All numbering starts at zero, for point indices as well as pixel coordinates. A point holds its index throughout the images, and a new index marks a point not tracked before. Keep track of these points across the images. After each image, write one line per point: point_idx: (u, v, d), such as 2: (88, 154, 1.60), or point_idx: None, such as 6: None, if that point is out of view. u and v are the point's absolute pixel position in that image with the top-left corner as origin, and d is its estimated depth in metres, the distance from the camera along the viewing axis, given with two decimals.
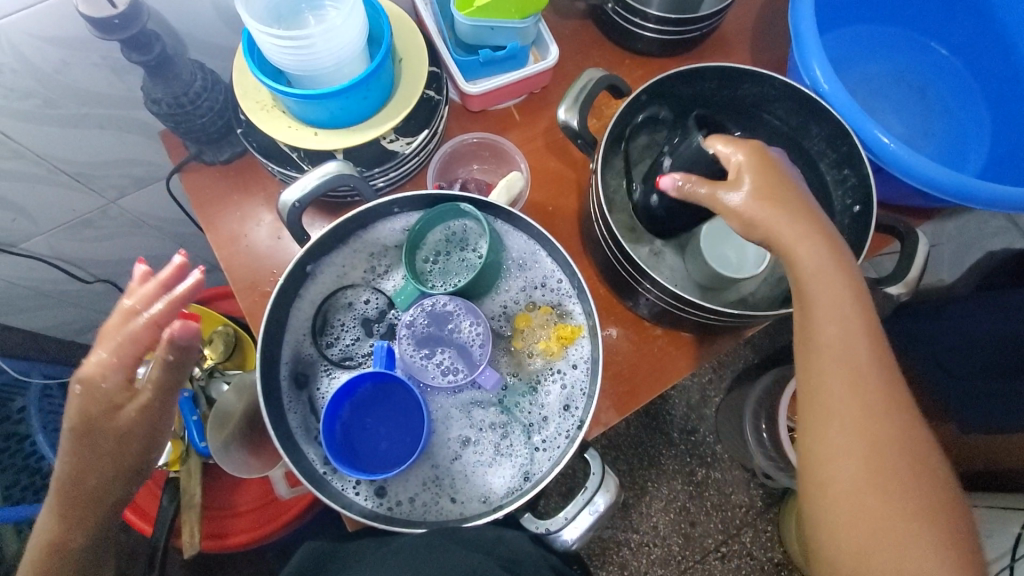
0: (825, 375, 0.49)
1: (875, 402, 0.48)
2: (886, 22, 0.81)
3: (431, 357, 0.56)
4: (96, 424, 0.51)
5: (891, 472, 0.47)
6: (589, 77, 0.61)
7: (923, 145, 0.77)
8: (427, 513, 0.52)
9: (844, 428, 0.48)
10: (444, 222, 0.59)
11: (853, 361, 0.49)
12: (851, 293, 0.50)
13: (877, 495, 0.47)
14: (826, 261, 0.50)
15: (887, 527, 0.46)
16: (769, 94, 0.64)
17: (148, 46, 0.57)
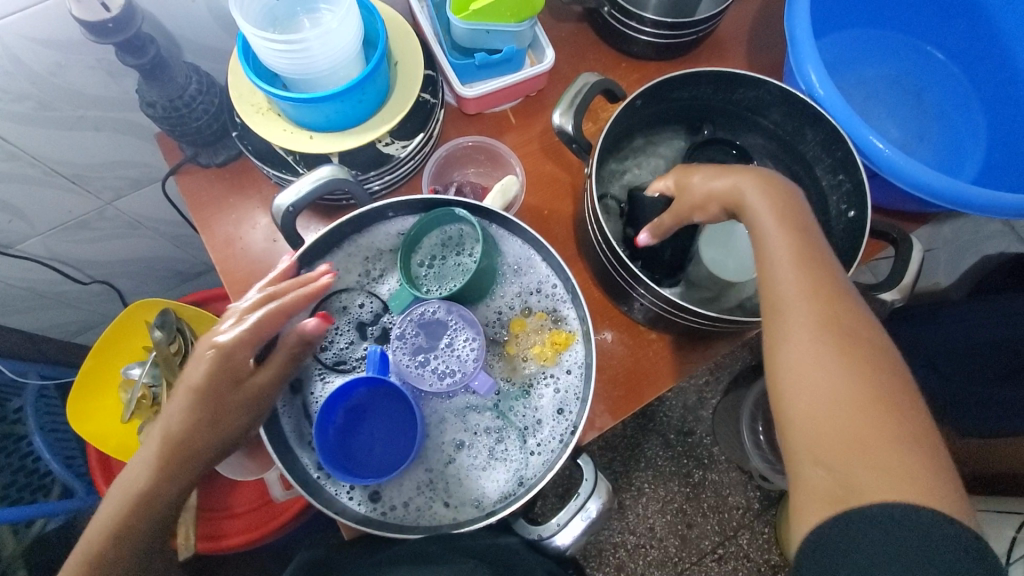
0: (779, 292, 0.46)
1: (833, 317, 0.44)
2: (882, 26, 0.81)
3: (424, 363, 0.57)
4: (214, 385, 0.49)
5: (857, 383, 0.41)
6: (584, 81, 0.61)
7: (918, 149, 0.77)
8: (420, 518, 0.52)
9: (806, 340, 0.43)
10: (439, 226, 0.59)
11: (807, 278, 0.46)
12: (796, 213, 0.49)
13: (855, 408, 0.40)
14: (770, 191, 0.50)
15: (861, 442, 0.39)
16: (765, 99, 0.64)
17: (142, 49, 0.57)
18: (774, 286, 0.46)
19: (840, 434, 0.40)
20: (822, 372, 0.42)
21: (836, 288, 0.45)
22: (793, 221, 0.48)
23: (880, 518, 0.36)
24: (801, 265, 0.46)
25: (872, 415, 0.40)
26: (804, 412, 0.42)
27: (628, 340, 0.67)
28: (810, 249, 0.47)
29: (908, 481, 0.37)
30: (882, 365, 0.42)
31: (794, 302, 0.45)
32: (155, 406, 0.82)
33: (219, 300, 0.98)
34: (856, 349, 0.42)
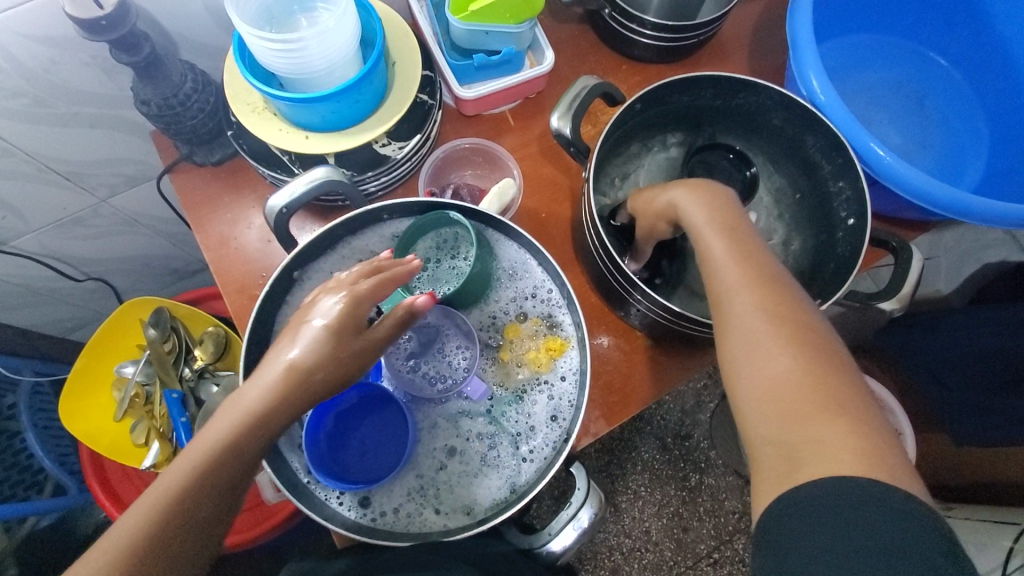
0: (718, 280, 0.46)
1: (769, 296, 0.44)
2: (884, 31, 0.80)
3: (417, 368, 0.58)
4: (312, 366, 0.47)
5: (795, 356, 0.41)
6: (583, 84, 0.60)
7: (919, 157, 0.77)
8: (411, 524, 0.51)
9: (747, 323, 0.43)
10: (436, 230, 0.59)
11: (740, 261, 0.46)
12: (724, 206, 0.49)
13: (799, 386, 0.40)
14: (702, 191, 0.50)
15: (800, 416, 0.39)
16: (765, 104, 0.63)
17: (137, 47, 0.56)
18: (714, 275, 0.46)
19: (786, 413, 0.39)
20: (764, 354, 0.41)
21: (774, 273, 0.45)
22: (727, 214, 0.49)
23: (829, 493, 0.35)
24: (736, 253, 0.46)
25: (816, 392, 0.39)
26: (750, 396, 0.41)
27: (624, 346, 0.66)
28: (744, 240, 0.47)
29: (852, 454, 0.36)
30: (823, 343, 0.41)
31: (734, 288, 0.44)
32: (149, 405, 0.82)
33: (214, 299, 0.98)
34: (796, 329, 0.42)
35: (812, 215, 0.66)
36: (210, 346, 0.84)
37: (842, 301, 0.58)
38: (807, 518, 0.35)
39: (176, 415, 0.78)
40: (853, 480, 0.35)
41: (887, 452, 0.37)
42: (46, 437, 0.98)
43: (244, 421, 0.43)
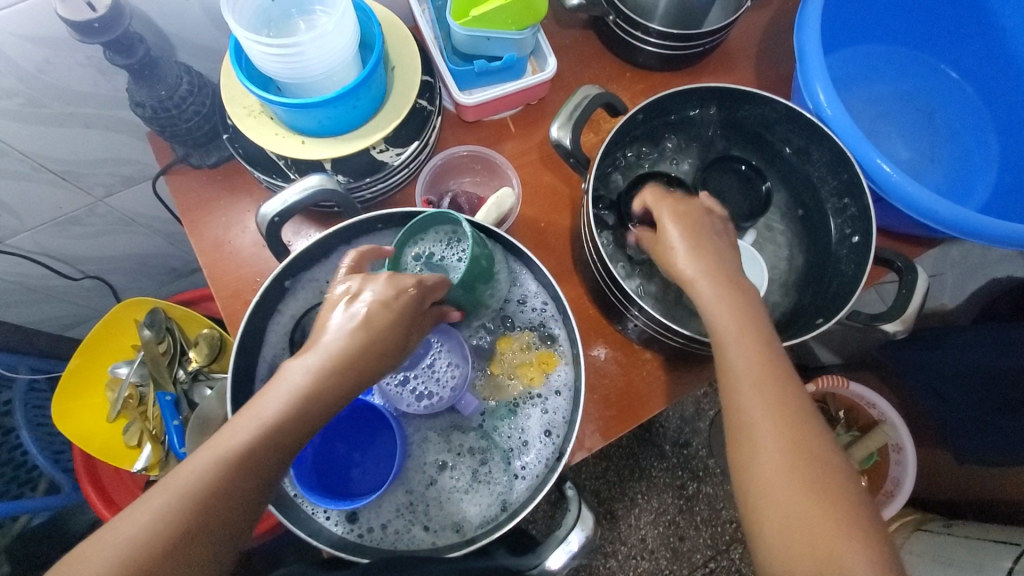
0: (746, 373, 0.45)
1: (793, 417, 0.43)
2: (895, 42, 0.79)
3: (405, 382, 0.55)
4: (318, 390, 0.42)
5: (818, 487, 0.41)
6: (584, 94, 0.59)
7: (927, 172, 0.75)
8: (398, 541, 0.51)
9: (770, 450, 0.42)
10: (438, 227, 0.55)
11: (764, 376, 0.45)
12: (747, 308, 0.48)
13: (820, 523, 0.40)
14: (724, 287, 0.48)
15: (824, 552, 0.39)
16: (770, 116, 0.62)
17: (131, 49, 0.55)
18: (730, 364, 0.46)
19: (811, 518, 0.40)
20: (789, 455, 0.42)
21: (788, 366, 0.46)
22: (738, 293, 0.48)
23: None
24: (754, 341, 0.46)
25: (832, 516, 0.40)
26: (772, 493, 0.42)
27: (620, 360, 0.65)
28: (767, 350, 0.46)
29: (876, 566, 0.38)
30: (838, 472, 0.42)
31: (757, 380, 0.44)
32: (142, 407, 0.82)
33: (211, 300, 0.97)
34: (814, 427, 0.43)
35: (816, 230, 0.65)
36: (205, 348, 0.84)
37: (844, 320, 0.57)
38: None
39: (169, 417, 0.76)
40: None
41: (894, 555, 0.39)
42: (41, 434, 0.98)
43: (214, 471, 0.38)
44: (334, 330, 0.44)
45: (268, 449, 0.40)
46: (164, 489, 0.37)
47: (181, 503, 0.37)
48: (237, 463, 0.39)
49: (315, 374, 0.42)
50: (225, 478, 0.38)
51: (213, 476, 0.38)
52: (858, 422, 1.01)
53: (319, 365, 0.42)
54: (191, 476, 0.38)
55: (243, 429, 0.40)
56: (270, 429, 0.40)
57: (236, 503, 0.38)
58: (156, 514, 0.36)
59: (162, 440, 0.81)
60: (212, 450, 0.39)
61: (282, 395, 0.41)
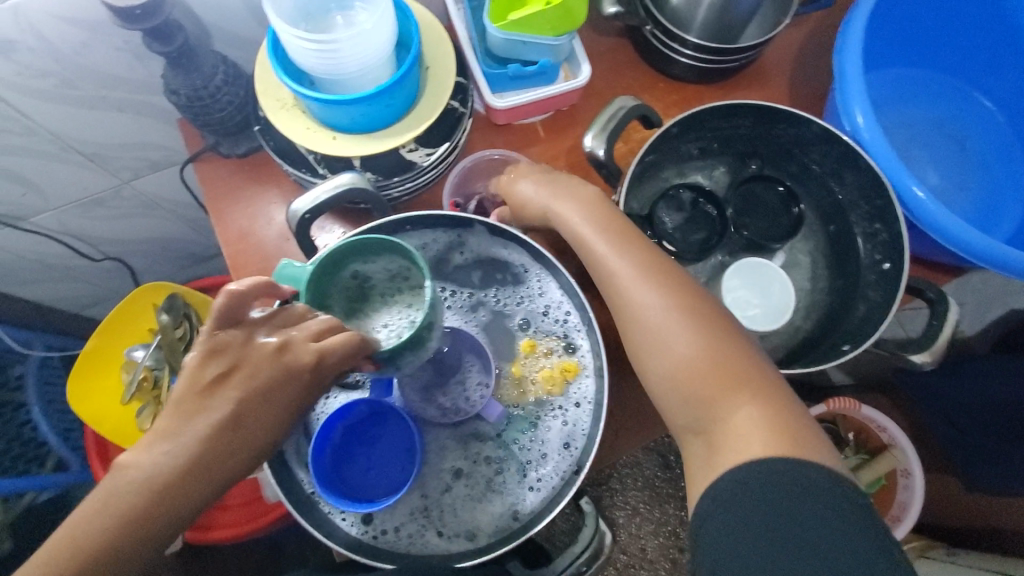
0: (614, 278, 0.51)
1: (659, 298, 0.49)
2: (930, 67, 0.78)
3: (432, 399, 0.56)
4: (147, 492, 0.41)
5: (695, 350, 0.46)
6: (621, 104, 0.59)
7: (957, 199, 0.74)
8: (411, 545, 0.51)
9: (646, 329, 0.48)
10: (383, 257, 0.49)
11: (629, 270, 0.51)
12: (614, 223, 0.54)
13: (702, 375, 0.45)
14: (587, 207, 0.55)
15: (710, 402, 0.45)
16: (805, 137, 0.62)
17: (170, 36, 0.55)
18: (622, 291, 0.50)
19: (712, 415, 0.44)
20: (681, 363, 0.46)
21: (681, 284, 0.49)
22: (625, 229, 0.54)
23: (748, 480, 0.39)
24: (641, 273, 0.50)
25: (715, 371, 0.45)
26: (675, 402, 0.46)
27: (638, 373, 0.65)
28: (635, 249, 0.52)
29: (759, 407, 0.43)
30: (714, 330, 0.47)
31: (650, 305, 0.48)
32: (156, 391, 0.82)
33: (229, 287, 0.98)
34: (710, 332, 0.46)
35: (845, 253, 0.64)
36: None
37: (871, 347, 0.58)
38: (740, 495, 0.39)
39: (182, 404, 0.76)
40: (778, 461, 0.39)
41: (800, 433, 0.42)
42: (53, 411, 0.98)
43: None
44: (167, 435, 0.42)
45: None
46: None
47: None
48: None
49: (139, 499, 0.41)
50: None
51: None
52: (868, 445, 0.98)
53: (147, 485, 0.41)
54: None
55: (64, 540, 0.40)
56: (89, 562, 0.39)
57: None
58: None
59: None
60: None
61: (107, 523, 0.40)
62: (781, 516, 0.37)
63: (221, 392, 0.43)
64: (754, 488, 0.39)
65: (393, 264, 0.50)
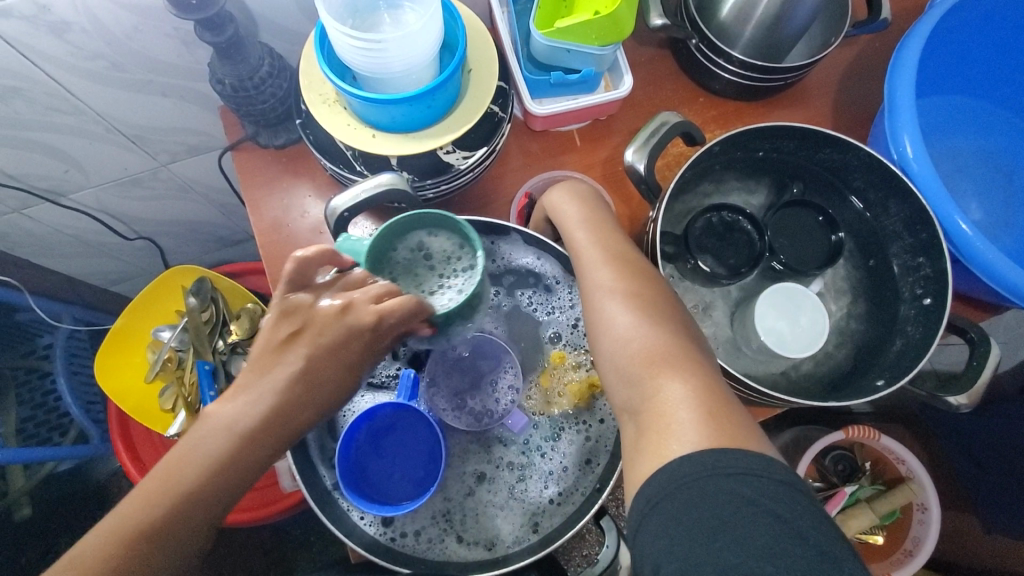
0: (582, 257, 0.49)
1: (619, 278, 0.46)
2: (982, 97, 0.76)
3: (462, 406, 0.56)
4: (229, 433, 0.43)
5: (642, 329, 0.43)
6: (663, 120, 0.58)
7: (1002, 235, 0.72)
8: (429, 550, 0.52)
9: (600, 304, 0.46)
10: (441, 233, 0.49)
11: (599, 253, 0.49)
12: (599, 215, 0.53)
13: (645, 357, 0.42)
14: (574, 196, 0.54)
15: (647, 384, 0.41)
16: (850, 163, 0.60)
17: (221, 27, 0.56)
18: (580, 271, 0.49)
19: (643, 396, 0.40)
20: (624, 340, 0.43)
21: (641, 269, 0.47)
22: (596, 214, 0.53)
23: (676, 469, 0.35)
24: (600, 254, 0.49)
25: (659, 354, 0.41)
26: (612, 382, 0.43)
27: None
28: (608, 237, 0.51)
29: (695, 395, 0.39)
30: (667, 318, 0.44)
31: (600, 284, 0.46)
32: (180, 371, 0.83)
33: (255, 274, 0.99)
34: (658, 316, 0.44)
35: (883, 285, 0.63)
36: (246, 323, 0.84)
37: (907, 384, 0.57)
38: (666, 480, 0.35)
39: (206, 387, 0.76)
40: (701, 452, 0.35)
41: (734, 427, 0.37)
42: (77, 383, 1.00)
43: (115, 552, 0.38)
44: (246, 390, 0.44)
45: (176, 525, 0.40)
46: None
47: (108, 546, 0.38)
48: (135, 545, 0.39)
49: (222, 445, 0.42)
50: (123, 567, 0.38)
51: (113, 558, 0.38)
52: (884, 476, 0.96)
53: (232, 429, 0.43)
54: (87, 560, 0.38)
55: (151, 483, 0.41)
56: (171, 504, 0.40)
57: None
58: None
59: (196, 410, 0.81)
60: (115, 529, 0.39)
61: (192, 470, 0.41)
62: (715, 511, 0.33)
63: (292, 349, 0.45)
64: (677, 482, 0.35)
65: (451, 243, 0.49)
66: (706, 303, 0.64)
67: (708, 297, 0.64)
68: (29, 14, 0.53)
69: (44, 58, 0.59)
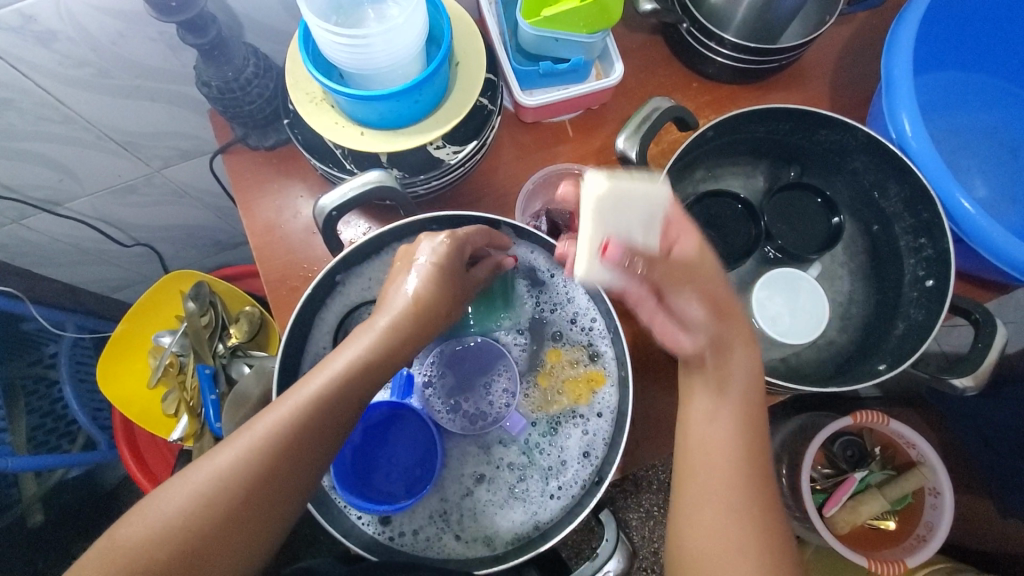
0: (715, 436, 0.48)
1: (742, 481, 0.46)
2: (985, 70, 0.74)
3: (457, 408, 0.56)
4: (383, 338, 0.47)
5: (748, 551, 0.44)
6: (655, 105, 0.57)
7: (1009, 212, 0.70)
8: (428, 548, 0.51)
9: (712, 505, 0.46)
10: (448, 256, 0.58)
11: (730, 445, 0.47)
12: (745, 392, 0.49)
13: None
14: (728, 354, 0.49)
15: None
16: (849, 144, 0.59)
17: (204, 29, 0.56)
18: (697, 448, 0.48)
19: None
20: (717, 551, 0.44)
21: (763, 479, 0.47)
22: (737, 382, 0.49)
23: None
24: (738, 473, 0.46)
25: None
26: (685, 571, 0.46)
27: (651, 375, 0.65)
28: (745, 425, 0.48)
29: None
30: (772, 543, 0.45)
31: (725, 481, 0.46)
32: (182, 376, 0.83)
33: (252, 276, 0.99)
34: (761, 543, 0.44)
35: (886, 267, 0.62)
36: (245, 325, 0.85)
37: (911, 367, 0.56)
38: None
39: (207, 391, 0.77)
40: None
41: None
42: (82, 392, 1.01)
43: (294, 424, 0.43)
44: (386, 305, 0.48)
45: (338, 410, 0.45)
46: (251, 436, 0.42)
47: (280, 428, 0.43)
48: (305, 421, 0.43)
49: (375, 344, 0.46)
50: (301, 435, 0.43)
51: (292, 428, 0.43)
52: (895, 461, 0.95)
53: (381, 326, 0.47)
54: (268, 427, 0.43)
55: (318, 382, 0.45)
56: (327, 392, 0.44)
57: (308, 458, 0.43)
58: (213, 479, 0.41)
59: (198, 414, 0.82)
60: (289, 404, 0.44)
61: (344, 368, 0.45)
62: None
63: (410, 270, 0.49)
64: None
65: None
66: None
67: None
68: (15, 25, 0.53)
69: (33, 68, 0.59)
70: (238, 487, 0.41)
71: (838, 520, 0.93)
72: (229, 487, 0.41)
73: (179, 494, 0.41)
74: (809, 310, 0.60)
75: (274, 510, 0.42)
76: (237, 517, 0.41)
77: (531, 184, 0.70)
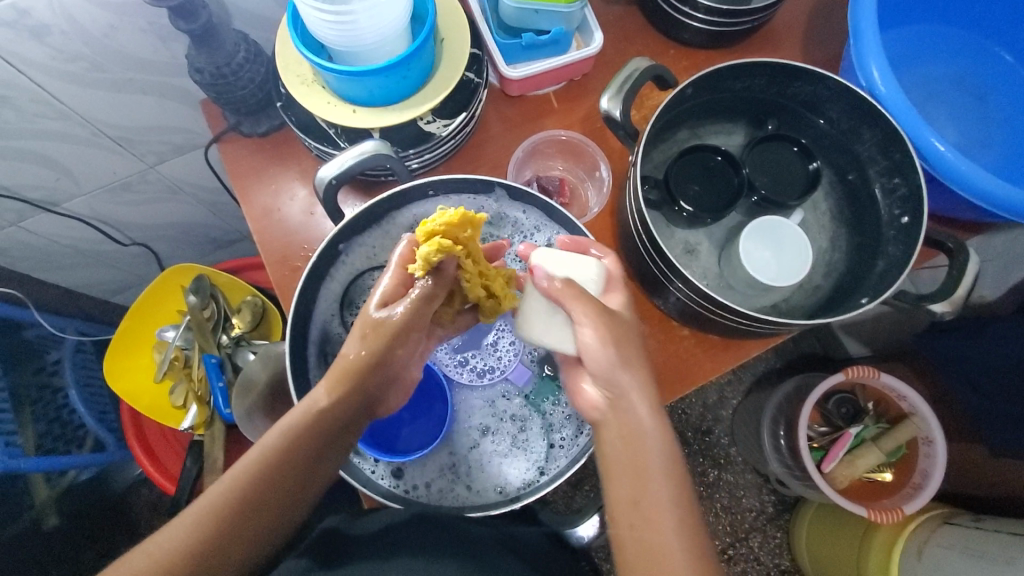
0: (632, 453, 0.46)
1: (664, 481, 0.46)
2: (949, 22, 0.77)
3: (465, 362, 0.60)
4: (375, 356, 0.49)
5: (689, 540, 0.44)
6: (635, 66, 0.59)
7: (980, 154, 0.73)
8: (441, 499, 0.54)
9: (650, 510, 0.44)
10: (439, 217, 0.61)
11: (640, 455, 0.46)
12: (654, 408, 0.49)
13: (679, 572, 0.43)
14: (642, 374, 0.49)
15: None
16: (821, 94, 0.61)
17: (194, 14, 0.57)
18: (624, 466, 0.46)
19: None
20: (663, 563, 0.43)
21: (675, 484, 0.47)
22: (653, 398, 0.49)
23: None
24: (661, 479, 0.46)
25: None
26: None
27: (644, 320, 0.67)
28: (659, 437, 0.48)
29: None
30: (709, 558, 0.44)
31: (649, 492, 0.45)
32: (188, 369, 0.85)
33: (254, 270, 1.01)
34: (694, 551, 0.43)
35: (863, 212, 0.65)
36: (247, 315, 0.87)
37: (892, 301, 0.58)
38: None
39: (214, 379, 0.80)
40: None
41: None
42: (88, 394, 1.01)
43: (305, 431, 0.47)
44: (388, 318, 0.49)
45: (275, 491, 0.46)
46: (190, 514, 0.44)
47: (297, 436, 0.47)
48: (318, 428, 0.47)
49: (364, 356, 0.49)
50: (287, 468, 0.46)
51: (307, 435, 0.47)
52: (888, 414, 1.00)
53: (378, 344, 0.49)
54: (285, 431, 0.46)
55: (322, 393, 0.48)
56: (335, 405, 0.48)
57: (247, 537, 0.45)
58: (244, 470, 0.45)
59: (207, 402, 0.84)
60: (234, 474, 0.46)
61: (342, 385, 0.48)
62: None
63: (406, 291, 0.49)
64: None
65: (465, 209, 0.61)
66: (692, 248, 0.65)
67: (692, 241, 0.65)
68: (9, 19, 0.54)
69: (27, 64, 0.60)
70: (233, 510, 0.44)
71: (837, 475, 0.96)
72: (257, 477, 0.45)
73: (196, 507, 0.45)
74: (794, 259, 0.62)
75: (293, 491, 0.47)
76: (239, 537, 0.44)
77: (519, 154, 0.73)
